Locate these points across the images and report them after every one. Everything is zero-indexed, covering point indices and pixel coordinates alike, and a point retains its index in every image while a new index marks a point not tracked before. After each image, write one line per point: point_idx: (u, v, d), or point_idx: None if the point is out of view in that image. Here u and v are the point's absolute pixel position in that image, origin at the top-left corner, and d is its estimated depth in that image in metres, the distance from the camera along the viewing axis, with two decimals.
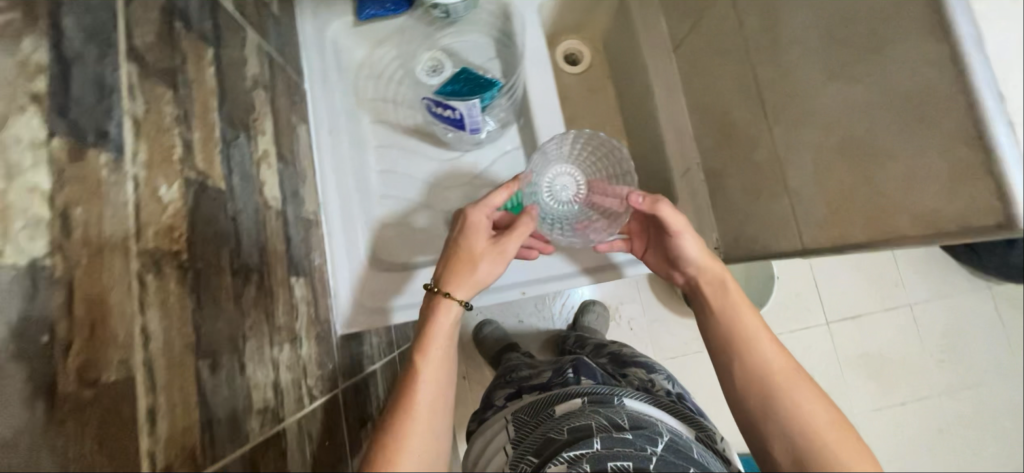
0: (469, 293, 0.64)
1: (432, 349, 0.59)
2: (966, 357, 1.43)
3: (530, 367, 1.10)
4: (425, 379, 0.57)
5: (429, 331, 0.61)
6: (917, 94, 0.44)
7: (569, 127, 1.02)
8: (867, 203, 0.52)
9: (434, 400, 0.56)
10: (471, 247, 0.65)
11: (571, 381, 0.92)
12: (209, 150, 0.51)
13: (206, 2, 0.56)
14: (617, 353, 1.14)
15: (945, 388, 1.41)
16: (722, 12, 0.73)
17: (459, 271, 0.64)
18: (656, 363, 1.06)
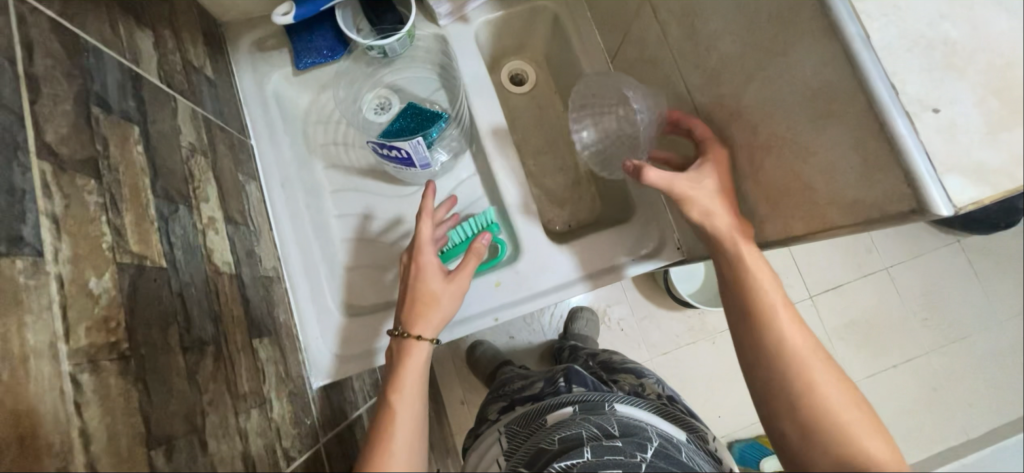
0: (434, 326, 0.63)
1: (408, 382, 0.57)
2: (947, 311, 1.46)
3: (523, 374, 1.07)
4: (401, 415, 0.54)
5: (402, 370, 0.58)
6: (822, 92, 0.46)
7: (524, 146, 1.04)
8: (801, 197, 0.53)
9: (409, 437, 0.53)
10: (426, 284, 0.64)
11: (562, 390, 0.89)
12: (144, 230, 0.50)
13: (127, 81, 0.56)
14: (607, 360, 1.13)
15: (931, 345, 1.44)
16: (646, 22, 0.75)
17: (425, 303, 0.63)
18: (646, 370, 1.05)
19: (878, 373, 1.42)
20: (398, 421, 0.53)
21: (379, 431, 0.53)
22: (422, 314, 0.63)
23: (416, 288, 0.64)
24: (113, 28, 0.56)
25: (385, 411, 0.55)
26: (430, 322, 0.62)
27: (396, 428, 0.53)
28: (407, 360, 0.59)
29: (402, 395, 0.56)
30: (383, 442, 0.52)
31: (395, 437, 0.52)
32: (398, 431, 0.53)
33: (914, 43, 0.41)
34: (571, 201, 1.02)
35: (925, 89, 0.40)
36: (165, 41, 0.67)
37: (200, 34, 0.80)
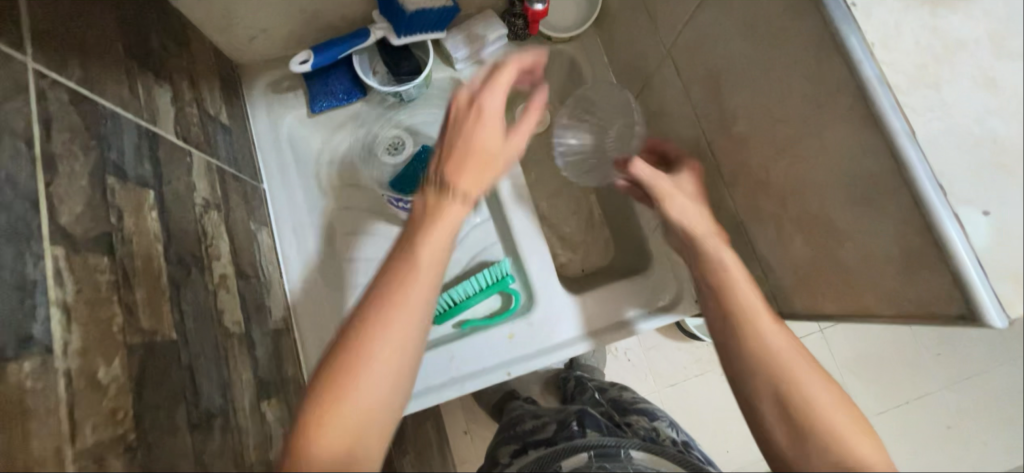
0: (460, 211, 0.50)
1: (427, 248, 0.46)
2: (962, 347, 1.42)
3: (533, 414, 1.01)
4: (380, 353, 0.41)
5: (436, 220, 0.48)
6: (860, 180, 0.45)
7: (537, 187, 1.03)
8: (834, 278, 0.51)
9: (379, 404, 0.41)
10: (478, 138, 0.51)
11: (578, 434, 0.83)
12: (155, 303, 0.49)
13: (144, 142, 0.55)
14: (617, 399, 1.08)
15: (947, 381, 1.40)
16: (666, 78, 0.74)
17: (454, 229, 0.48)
18: (660, 412, 1.00)
19: (890, 411, 1.39)
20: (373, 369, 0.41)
21: (377, 295, 0.44)
22: (456, 162, 0.50)
23: (456, 206, 0.49)
24: (132, 89, 0.55)
25: (392, 287, 0.44)
26: (449, 233, 0.48)
27: (368, 381, 0.41)
28: (431, 229, 0.48)
29: (398, 336, 0.42)
30: (371, 321, 0.42)
31: (373, 348, 0.41)
32: (380, 327, 0.42)
33: (961, 140, 0.40)
34: (584, 244, 1.01)
35: (974, 190, 0.39)
36: (182, 93, 0.66)
37: (217, 79, 0.79)
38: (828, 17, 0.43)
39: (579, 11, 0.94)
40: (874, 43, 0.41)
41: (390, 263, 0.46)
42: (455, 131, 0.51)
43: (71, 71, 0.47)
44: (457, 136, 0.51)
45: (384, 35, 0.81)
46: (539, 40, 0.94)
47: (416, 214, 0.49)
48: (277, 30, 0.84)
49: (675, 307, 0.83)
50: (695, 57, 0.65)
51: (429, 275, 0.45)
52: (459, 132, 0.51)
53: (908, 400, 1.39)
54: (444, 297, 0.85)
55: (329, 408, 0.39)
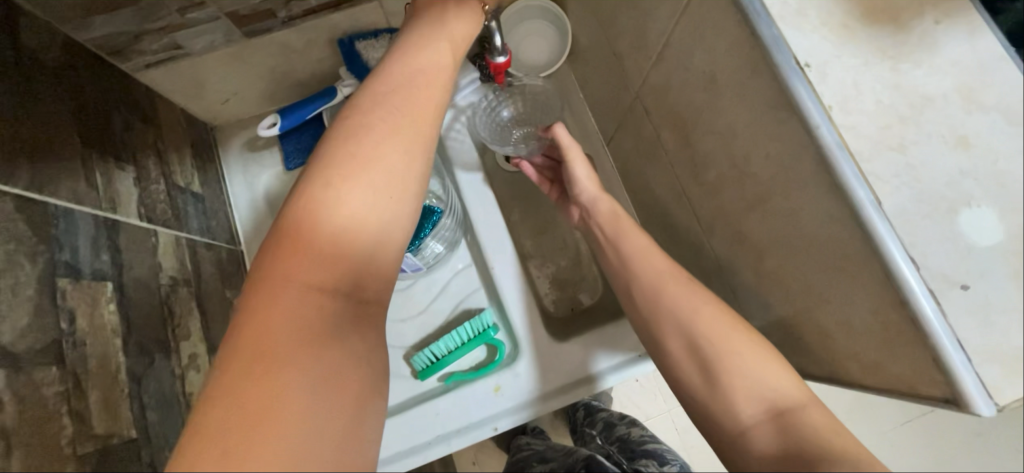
0: (409, 112, 0.49)
1: (384, 150, 0.46)
2: None
3: (541, 457, 0.99)
4: (349, 249, 0.43)
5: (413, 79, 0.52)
6: (830, 246, 0.42)
7: (522, 226, 1.01)
8: (817, 340, 0.49)
9: (353, 300, 0.43)
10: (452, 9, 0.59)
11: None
12: (112, 403, 0.48)
13: (102, 233, 0.54)
14: (625, 438, 1.04)
15: None
16: (638, 119, 0.72)
17: (400, 118, 0.48)
18: (668, 454, 0.95)
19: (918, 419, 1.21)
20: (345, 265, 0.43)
21: (322, 195, 0.43)
22: (402, 77, 0.51)
23: (403, 101, 0.50)
24: (89, 179, 0.55)
25: (335, 181, 0.44)
26: (409, 128, 0.49)
27: (319, 271, 0.41)
28: (374, 122, 0.48)
29: (362, 231, 0.44)
30: (329, 222, 0.43)
31: (340, 253, 0.43)
32: (349, 233, 0.43)
33: (932, 208, 0.37)
34: (573, 282, 0.98)
35: (948, 261, 0.36)
36: (147, 170, 0.66)
37: (188, 146, 0.79)
38: (781, 79, 0.41)
39: (551, 47, 0.92)
40: (831, 106, 0.39)
41: (331, 165, 0.45)
42: (406, 46, 0.54)
43: (19, 175, 0.46)
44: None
45: (352, 92, 0.81)
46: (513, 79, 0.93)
47: (357, 114, 0.48)
48: (247, 91, 0.84)
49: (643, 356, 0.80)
50: (662, 103, 0.63)
51: (385, 162, 0.46)
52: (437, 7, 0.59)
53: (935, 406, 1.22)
54: (425, 354, 0.84)
55: (278, 305, 0.40)
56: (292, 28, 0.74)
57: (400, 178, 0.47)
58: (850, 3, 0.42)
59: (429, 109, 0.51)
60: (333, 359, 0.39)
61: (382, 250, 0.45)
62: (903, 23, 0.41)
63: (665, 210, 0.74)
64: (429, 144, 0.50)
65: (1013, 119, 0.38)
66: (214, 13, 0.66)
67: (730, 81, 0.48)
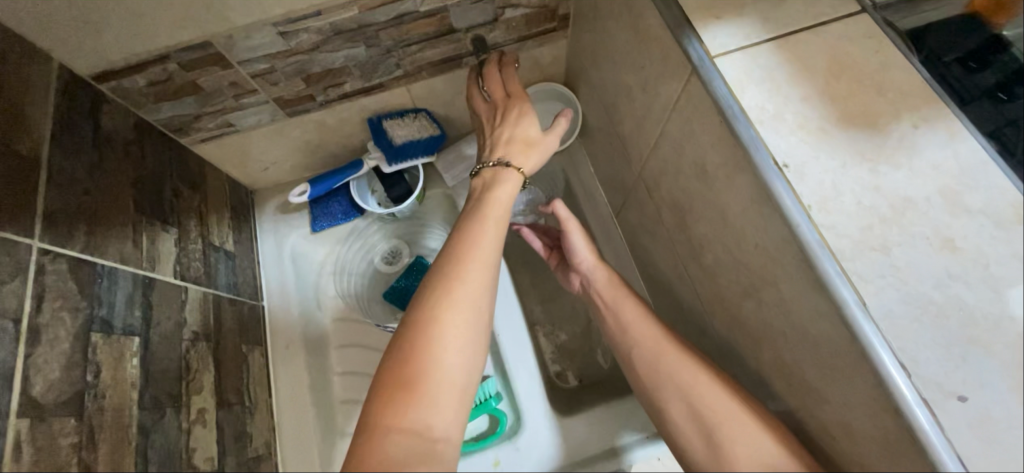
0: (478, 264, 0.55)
1: (458, 301, 0.52)
2: None
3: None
4: (427, 394, 0.46)
5: (487, 202, 0.63)
6: (821, 341, 0.41)
7: (532, 292, 1.02)
8: (819, 438, 0.46)
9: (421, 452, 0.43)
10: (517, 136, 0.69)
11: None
12: (118, 457, 0.50)
13: (138, 290, 0.60)
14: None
15: None
16: (642, 197, 0.75)
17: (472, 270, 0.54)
18: None
19: None
20: (424, 408, 0.45)
21: (409, 344, 0.49)
22: (475, 234, 0.58)
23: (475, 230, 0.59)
24: (135, 242, 0.62)
25: (424, 332, 0.49)
26: (478, 278, 0.54)
27: (406, 415, 0.45)
28: (448, 269, 0.54)
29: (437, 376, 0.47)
30: (417, 369, 0.47)
31: (423, 366, 0.47)
32: (428, 381, 0.47)
33: (921, 311, 0.37)
34: (580, 352, 0.97)
35: (942, 370, 0.35)
36: (188, 232, 0.74)
37: (228, 209, 0.87)
38: (761, 176, 0.43)
39: None
40: (811, 206, 0.41)
41: (417, 313, 0.51)
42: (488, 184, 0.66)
43: (75, 240, 0.53)
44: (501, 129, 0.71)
45: (377, 164, 0.89)
46: None
47: (438, 270, 0.55)
48: (285, 160, 0.93)
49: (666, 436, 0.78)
50: (661, 185, 0.66)
51: (459, 312, 0.51)
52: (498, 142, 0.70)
53: None
54: None
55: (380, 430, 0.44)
56: (328, 109, 0.83)
57: (470, 324, 0.51)
58: (827, 108, 0.44)
59: (495, 249, 0.58)
60: None
61: (452, 390, 0.47)
62: (881, 127, 0.43)
63: (670, 287, 0.74)
64: (492, 288, 0.55)
65: (1002, 225, 0.38)
66: (263, 98, 0.76)
67: (718, 173, 0.50)
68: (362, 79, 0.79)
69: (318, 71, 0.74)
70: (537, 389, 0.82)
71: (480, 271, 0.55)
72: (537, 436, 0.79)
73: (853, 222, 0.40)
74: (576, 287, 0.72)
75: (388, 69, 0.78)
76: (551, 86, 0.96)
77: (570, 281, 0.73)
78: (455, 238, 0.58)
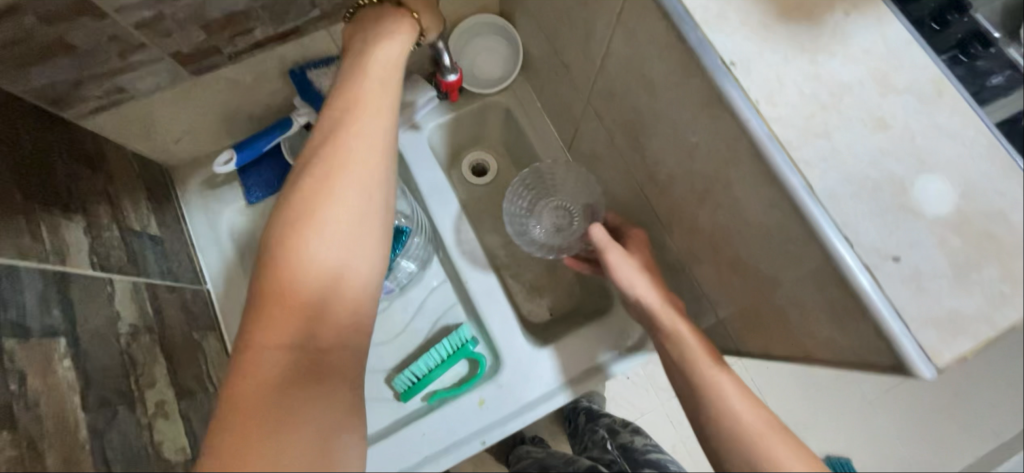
0: (343, 227, 0.47)
1: (330, 220, 0.46)
2: None
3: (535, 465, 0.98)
4: (299, 318, 0.44)
5: (354, 89, 0.50)
6: (774, 231, 0.44)
7: (493, 238, 1.02)
8: (774, 321, 0.51)
9: (300, 374, 0.43)
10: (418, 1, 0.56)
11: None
12: (73, 463, 0.46)
13: (50, 288, 0.52)
14: (629, 446, 0.96)
15: None
16: (592, 124, 0.74)
17: (347, 184, 0.47)
18: None
19: None
20: (297, 331, 0.44)
21: (274, 265, 0.45)
22: (345, 136, 0.48)
23: (348, 133, 0.48)
24: (34, 233, 0.54)
25: (286, 253, 0.45)
26: (350, 195, 0.47)
27: (278, 343, 0.43)
28: (313, 180, 0.47)
29: (310, 303, 0.45)
30: (282, 291, 0.44)
31: (293, 289, 0.44)
32: (300, 305, 0.44)
33: (859, 187, 0.39)
34: (549, 288, 0.99)
35: (880, 236, 0.38)
36: (98, 218, 0.65)
37: (142, 189, 0.77)
38: (710, 77, 0.43)
39: (504, 61, 0.94)
40: (758, 101, 0.42)
41: (280, 231, 0.46)
42: (355, 60, 0.52)
43: None
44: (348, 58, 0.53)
45: (308, 120, 0.81)
46: (469, 96, 0.95)
47: (302, 179, 0.48)
48: (200, 128, 0.83)
49: (639, 348, 0.83)
50: (611, 108, 0.65)
51: (329, 234, 0.46)
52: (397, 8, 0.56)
53: None
54: (406, 374, 0.83)
55: (256, 356, 0.43)
56: (239, 62, 0.74)
57: (347, 248, 0.46)
58: (767, 2, 0.44)
59: (372, 157, 0.49)
60: (282, 431, 0.41)
61: (329, 314, 0.45)
62: (816, 17, 0.43)
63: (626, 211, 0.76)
64: (375, 204, 0.49)
65: (924, 99, 0.41)
66: (157, 54, 0.65)
67: (667, 82, 0.50)
68: (273, 23, 0.70)
69: (218, 16, 0.64)
70: (508, 330, 0.84)
71: (357, 188, 0.47)
72: (516, 371, 0.82)
73: (796, 112, 0.41)
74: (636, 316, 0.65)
75: (302, 10, 0.70)
76: (488, 20, 0.90)
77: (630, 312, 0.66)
78: (325, 133, 0.49)
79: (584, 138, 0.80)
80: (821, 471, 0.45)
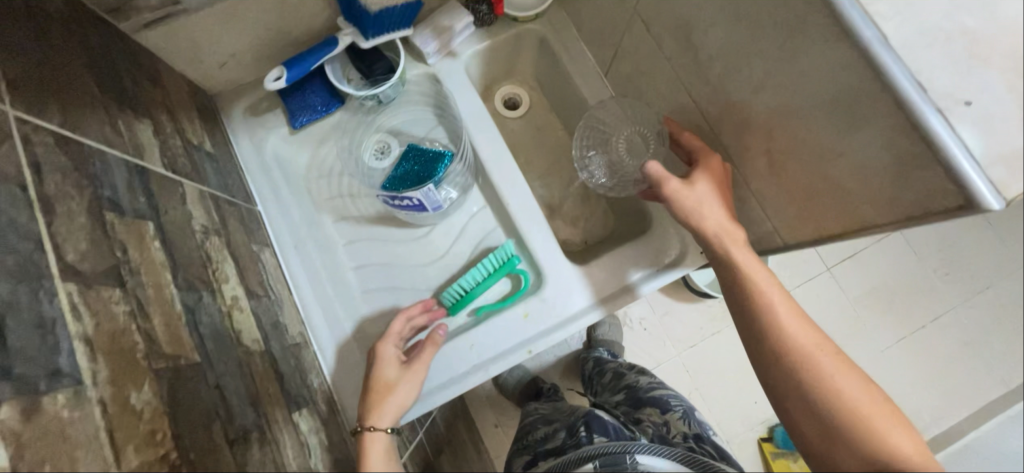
0: (384, 467, 0.58)
1: (375, 447, 0.60)
2: (969, 266, 1.40)
3: (545, 419, 0.99)
4: None
5: (380, 369, 0.69)
6: (840, 95, 0.46)
7: (527, 170, 1.04)
8: (830, 197, 0.52)
9: None
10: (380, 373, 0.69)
11: (583, 441, 0.81)
12: (174, 327, 0.49)
13: (134, 177, 0.55)
14: (634, 387, 1.03)
15: (958, 300, 1.38)
16: (638, 35, 0.75)
17: (387, 406, 0.65)
18: (674, 399, 0.95)
19: (912, 337, 1.35)
20: None
21: None
22: (383, 393, 0.66)
23: (374, 405, 0.65)
24: (114, 127, 0.56)
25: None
26: (388, 410, 0.64)
27: None
28: (372, 447, 0.60)
29: None
30: None
31: None
32: None
33: (932, 38, 0.41)
34: (583, 218, 1.01)
35: (952, 82, 0.40)
36: (163, 126, 0.67)
37: (194, 110, 0.79)
38: None
39: None
40: None
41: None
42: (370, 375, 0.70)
43: (52, 114, 0.47)
44: (371, 384, 0.68)
45: (353, 40, 0.83)
46: (505, 23, 0.95)
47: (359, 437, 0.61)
48: (244, 52, 0.84)
49: (678, 264, 0.85)
50: (661, 11, 0.66)
51: (378, 459, 0.58)
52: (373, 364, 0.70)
53: (925, 323, 1.36)
54: (453, 289, 0.87)
55: None
56: None
57: (378, 440, 0.60)
58: None
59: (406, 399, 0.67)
60: None
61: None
62: None
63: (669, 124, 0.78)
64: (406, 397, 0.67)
65: None
66: None
67: None
68: None
69: None
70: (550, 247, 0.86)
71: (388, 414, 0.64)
72: (559, 285, 0.85)
73: None
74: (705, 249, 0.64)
75: None
76: None
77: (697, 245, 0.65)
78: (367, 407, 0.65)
79: (626, 55, 0.81)
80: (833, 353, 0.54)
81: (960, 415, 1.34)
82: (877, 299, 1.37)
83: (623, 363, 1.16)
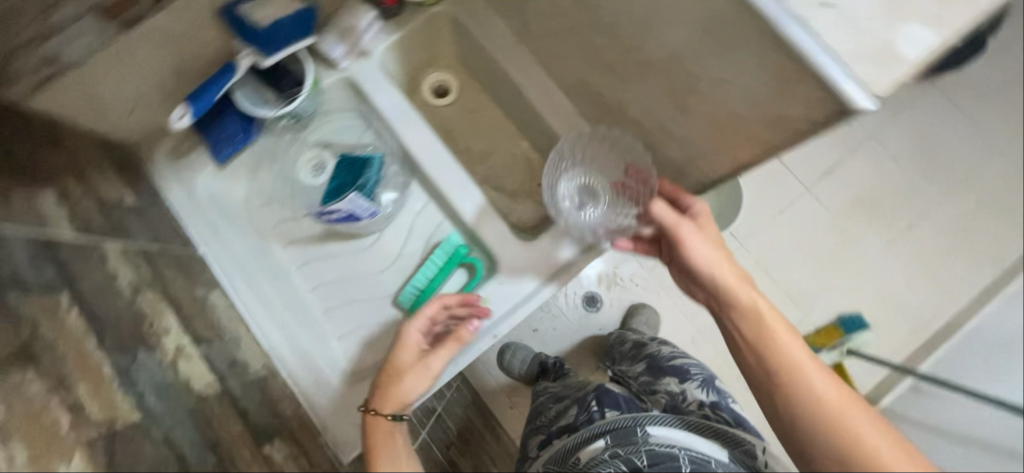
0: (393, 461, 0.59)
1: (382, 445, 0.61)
2: (947, 155, 1.36)
3: (554, 396, 1.00)
4: None
5: (400, 352, 0.71)
6: (713, 23, 0.44)
7: (468, 156, 1.02)
8: (738, 130, 0.50)
9: None
10: (399, 359, 0.71)
11: (595, 417, 0.83)
12: (102, 393, 0.50)
13: (39, 251, 0.54)
14: (655, 356, 1.00)
15: (943, 193, 1.36)
16: None
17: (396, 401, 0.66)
18: (695, 368, 0.92)
19: (899, 239, 1.35)
20: None
21: None
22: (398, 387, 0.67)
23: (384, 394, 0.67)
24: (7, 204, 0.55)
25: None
26: (395, 400, 0.66)
27: None
28: (378, 432, 0.63)
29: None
30: None
31: None
32: None
33: None
34: (533, 193, 1.00)
35: None
36: (71, 191, 0.66)
37: (105, 165, 0.77)
38: None
39: None
40: None
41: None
42: (393, 355, 0.72)
43: None
44: (386, 374, 0.70)
45: (253, 61, 0.79)
46: (412, 12, 0.92)
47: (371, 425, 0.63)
48: (148, 95, 0.82)
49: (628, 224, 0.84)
50: None
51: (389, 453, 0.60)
52: (394, 353, 0.72)
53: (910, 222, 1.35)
54: (409, 288, 0.88)
55: None
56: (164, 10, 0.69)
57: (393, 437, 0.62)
58: None
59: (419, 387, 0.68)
60: None
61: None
62: None
63: None
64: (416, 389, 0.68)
65: None
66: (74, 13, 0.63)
67: None
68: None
69: None
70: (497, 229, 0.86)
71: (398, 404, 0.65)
72: (512, 266, 0.84)
73: None
74: (704, 297, 0.67)
75: None
76: None
77: (693, 292, 0.70)
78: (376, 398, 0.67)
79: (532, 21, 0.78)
80: (851, 394, 0.54)
81: (959, 308, 1.33)
82: (859, 211, 1.35)
83: (646, 335, 1.12)
